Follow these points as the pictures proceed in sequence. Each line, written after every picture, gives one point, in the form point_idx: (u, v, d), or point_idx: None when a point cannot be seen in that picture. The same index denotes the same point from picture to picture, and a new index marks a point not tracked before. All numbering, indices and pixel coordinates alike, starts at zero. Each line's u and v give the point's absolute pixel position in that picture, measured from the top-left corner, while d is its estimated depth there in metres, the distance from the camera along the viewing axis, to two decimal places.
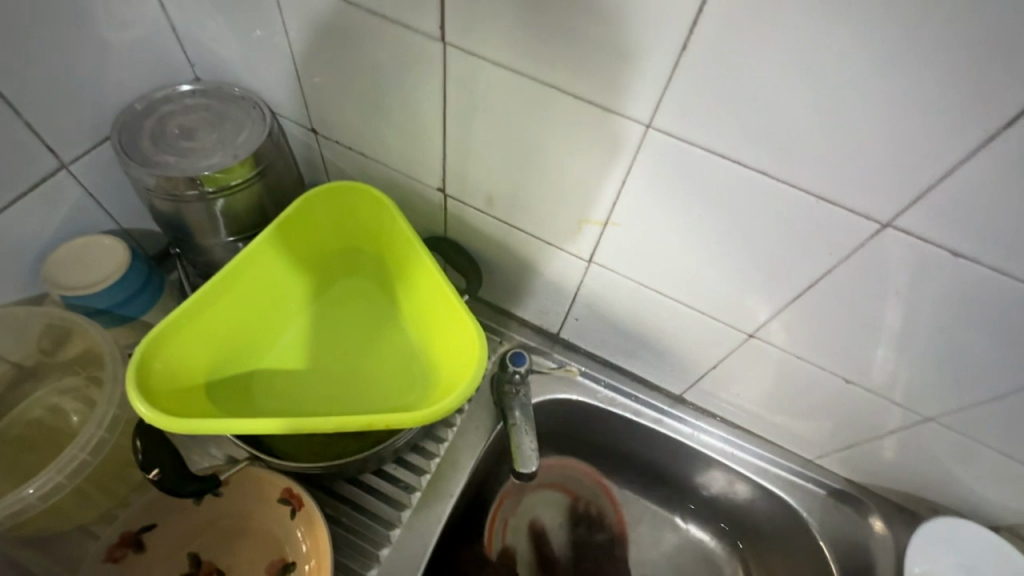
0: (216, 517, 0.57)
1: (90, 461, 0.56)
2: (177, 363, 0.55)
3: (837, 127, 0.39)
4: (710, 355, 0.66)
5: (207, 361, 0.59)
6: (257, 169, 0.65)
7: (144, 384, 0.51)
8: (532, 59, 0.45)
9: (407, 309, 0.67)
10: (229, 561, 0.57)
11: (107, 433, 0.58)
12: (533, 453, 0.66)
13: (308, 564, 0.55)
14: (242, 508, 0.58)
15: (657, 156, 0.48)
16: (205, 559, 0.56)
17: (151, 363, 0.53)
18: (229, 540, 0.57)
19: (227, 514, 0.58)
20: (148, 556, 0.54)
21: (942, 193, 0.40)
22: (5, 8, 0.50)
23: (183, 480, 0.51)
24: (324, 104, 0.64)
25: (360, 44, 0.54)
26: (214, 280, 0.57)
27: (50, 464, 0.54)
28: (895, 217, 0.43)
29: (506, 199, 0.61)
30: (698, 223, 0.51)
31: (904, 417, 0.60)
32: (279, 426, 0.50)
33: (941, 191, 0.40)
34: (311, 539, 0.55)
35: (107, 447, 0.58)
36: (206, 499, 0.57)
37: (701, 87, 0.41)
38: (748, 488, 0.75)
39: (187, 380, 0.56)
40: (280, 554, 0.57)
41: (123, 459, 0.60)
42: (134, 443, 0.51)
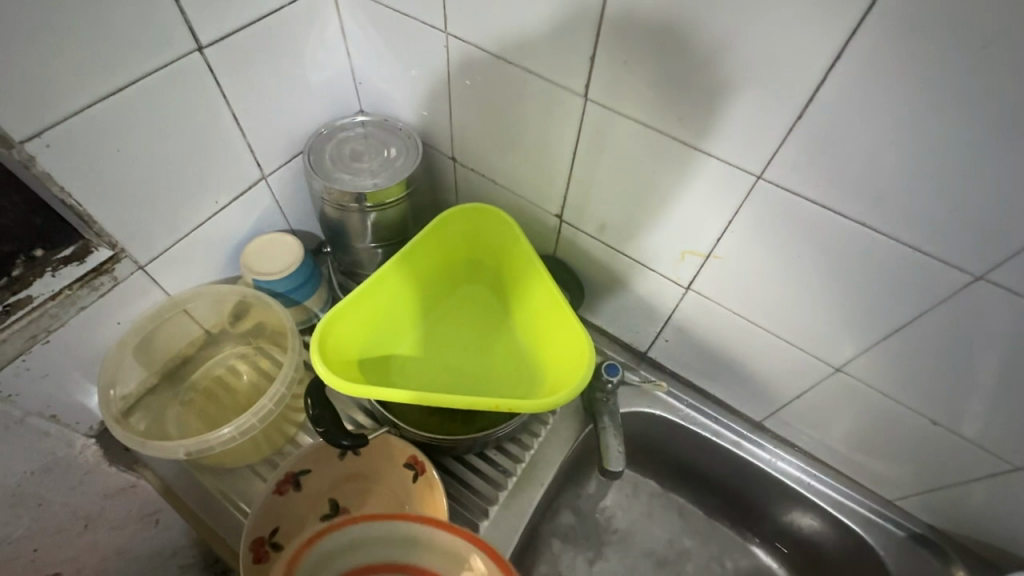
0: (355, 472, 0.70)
1: (272, 409, 0.70)
2: (342, 339, 0.69)
3: (936, 189, 0.45)
4: (794, 385, 0.71)
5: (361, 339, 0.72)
6: (407, 190, 0.78)
7: (321, 352, 0.65)
8: (662, 116, 0.55)
9: (520, 317, 0.77)
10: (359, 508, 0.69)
11: (286, 390, 0.72)
12: (619, 455, 0.73)
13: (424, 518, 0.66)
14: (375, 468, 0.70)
15: (763, 203, 0.55)
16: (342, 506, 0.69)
17: (326, 334, 0.66)
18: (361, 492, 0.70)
19: (364, 472, 0.70)
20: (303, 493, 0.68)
21: None
22: (252, 57, 0.66)
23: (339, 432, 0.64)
24: (468, 139, 0.76)
25: (511, 94, 0.66)
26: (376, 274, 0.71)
27: (247, 410, 0.68)
28: (988, 270, 0.47)
29: (616, 228, 0.70)
30: (796, 263, 0.58)
31: (992, 466, 0.62)
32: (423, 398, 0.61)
33: None
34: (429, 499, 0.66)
35: (285, 401, 0.72)
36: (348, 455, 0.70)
37: (813, 148, 0.48)
38: (823, 520, 0.78)
39: (346, 352, 0.70)
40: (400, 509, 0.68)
41: (290, 412, 0.74)
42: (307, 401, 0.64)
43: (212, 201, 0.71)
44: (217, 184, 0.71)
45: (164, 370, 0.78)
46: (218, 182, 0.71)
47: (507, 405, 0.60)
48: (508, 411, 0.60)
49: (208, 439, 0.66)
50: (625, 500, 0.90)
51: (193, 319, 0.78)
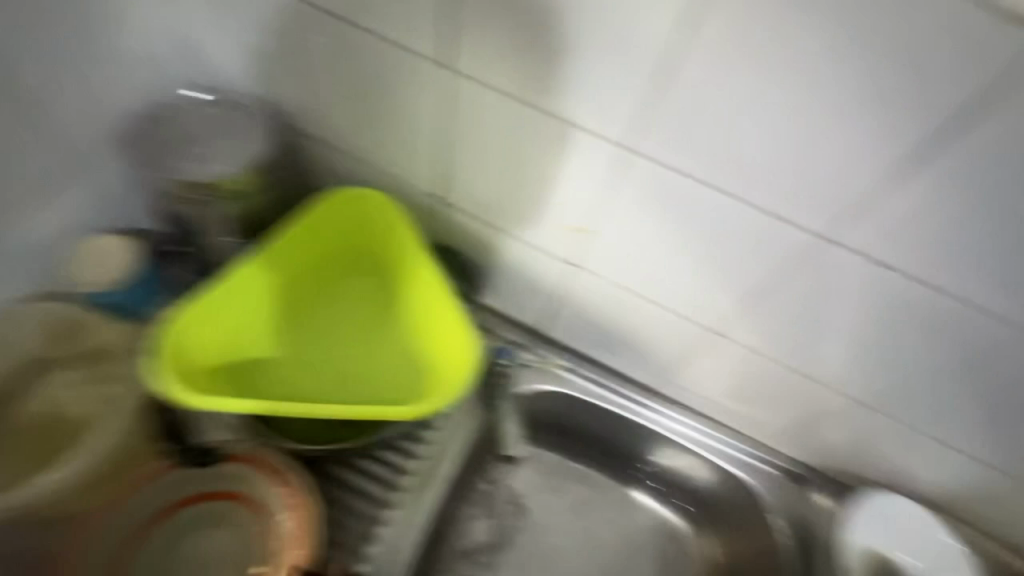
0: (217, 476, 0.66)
1: None
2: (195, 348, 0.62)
3: (777, 149, 0.49)
4: (679, 349, 0.74)
5: (217, 347, 0.66)
6: (262, 176, 0.69)
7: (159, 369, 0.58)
8: (531, 87, 0.54)
9: (403, 309, 0.72)
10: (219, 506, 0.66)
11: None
12: (516, 437, 0.76)
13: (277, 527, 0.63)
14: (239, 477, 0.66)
15: (631, 172, 0.56)
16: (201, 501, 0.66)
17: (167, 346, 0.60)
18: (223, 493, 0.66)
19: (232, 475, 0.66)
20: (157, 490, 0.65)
21: (869, 210, 0.48)
22: None
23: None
24: (328, 114, 0.68)
25: (371, 66, 0.60)
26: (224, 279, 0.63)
27: None
28: (823, 226, 0.53)
29: (496, 208, 0.67)
30: (670, 234, 0.59)
31: (844, 403, 0.69)
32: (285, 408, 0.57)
33: (870, 208, 0.48)
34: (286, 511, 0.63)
35: None
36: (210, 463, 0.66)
37: (672, 115, 0.50)
38: (713, 472, 0.83)
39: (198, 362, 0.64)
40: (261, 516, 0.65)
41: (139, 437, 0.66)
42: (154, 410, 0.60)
43: None
44: None
45: None
46: None
47: (371, 413, 0.55)
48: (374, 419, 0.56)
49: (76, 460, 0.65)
50: (533, 481, 0.89)
51: None
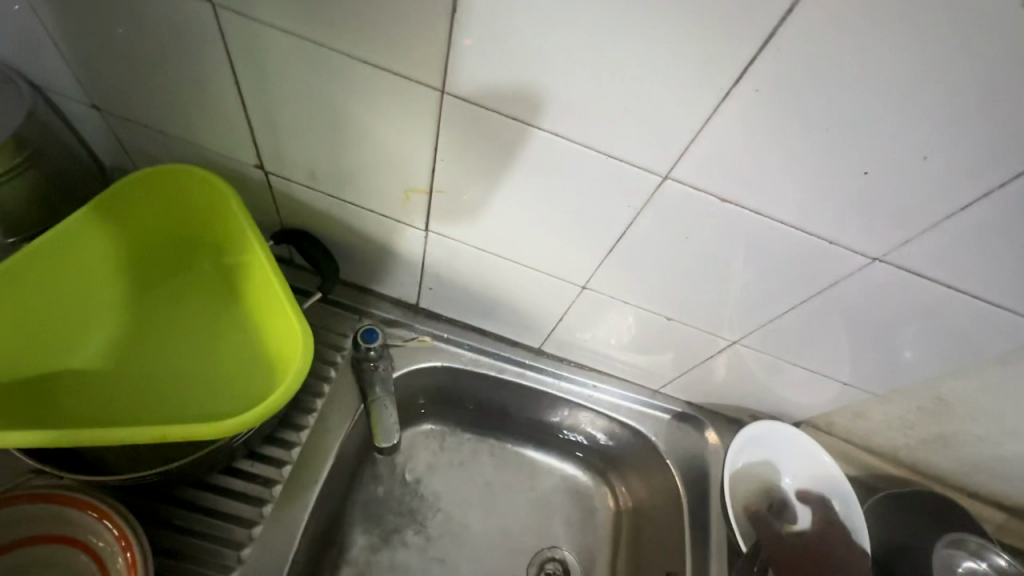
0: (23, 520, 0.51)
1: None
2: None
3: (609, 83, 0.41)
4: (557, 308, 0.70)
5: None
6: (23, 154, 0.56)
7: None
8: (312, 24, 0.42)
9: (240, 303, 0.63)
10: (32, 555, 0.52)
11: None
12: (395, 427, 0.67)
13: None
14: (58, 517, 0.52)
15: (459, 122, 0.47)
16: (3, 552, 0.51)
17: None
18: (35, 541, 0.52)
19: (47, 519, 0.52)
20: None
21: (705, 142, 0.44)
22: None
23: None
24: (94, 75, 0.54)
25: (116, 6, 0.46)
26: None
27: None
28: (671, 169, 0.47)
29: (328, 173, 0.57)
30: (519, 189, 0.53)
31: (720, 343, 0.68)
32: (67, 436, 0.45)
33: (706, 140, 0.43)
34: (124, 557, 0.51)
35: None
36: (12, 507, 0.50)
37: (485, 50, 0.41)
38: (608, 424, 0.82)
39: None
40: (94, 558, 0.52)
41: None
42: None
43: None
44: None
45: None
46: None
47: (180, 432, 0.47)
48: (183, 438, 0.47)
49: None
50: (433, 462, 0.85)
51: None
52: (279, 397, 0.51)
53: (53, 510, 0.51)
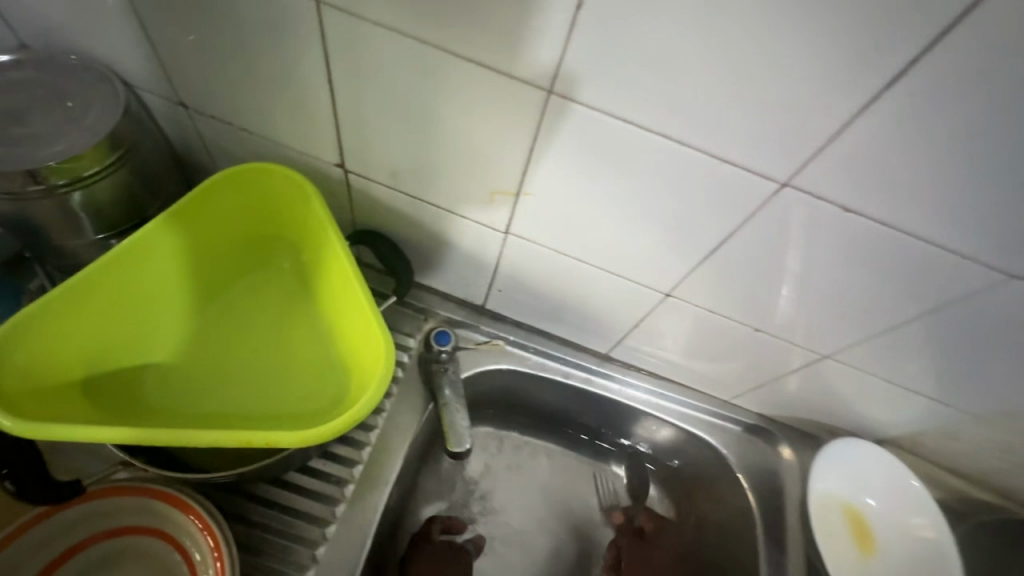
0: (125, 510, 0.52)
1: None
2: (44, 356, 0.49)
3: (735, 84, 0.39)
4: (633, 315, 0.68)
5: (83, 357, 0.52)
6: (117, 153, 0.56)
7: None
8: (419, 22, 0.41)
9: (321, 306, 0.61)
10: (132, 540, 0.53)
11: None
12: (466, 429, 0.66)
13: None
14: (155, 510, 0.52)
15: (562, 123, 0.46)
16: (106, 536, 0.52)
17: (9, 357, 0.46)
18: (134, 529, 0.53)
19: (146, 510, 0.52)
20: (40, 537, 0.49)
21: (836, 150, 0.41)
22: None
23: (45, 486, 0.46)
24: (187, 72, 0.55)
25: (218, 4, 0.46)
26: (91, 266, 0.50)
27: None
28: (793, 176, 0.44)
29: (412, 173, 0.56)
30: (613, 193, 0.51)
31: (807, 357, 0.65)
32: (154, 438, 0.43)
33: (836, 148, 0.41)
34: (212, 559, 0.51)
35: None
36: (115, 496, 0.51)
37: (601, 48, 0.39)
38: (674, 434, 0.80)
39: (55, 377, 0.50)
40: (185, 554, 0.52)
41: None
42: None
43: None
44: None
45: None
46: None
47: (266, 438, 0.43)
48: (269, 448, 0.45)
49: None
50: (493, 464, 0.84)
51: None
52: (364, 410, 0.47)
53: (143, 504, 0.52)
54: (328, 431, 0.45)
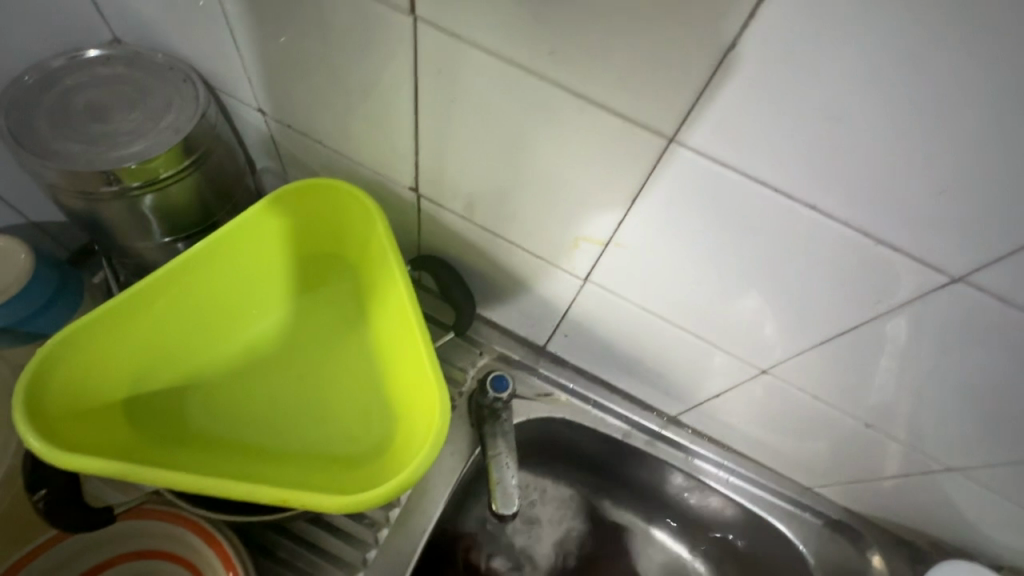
0: (153, 533, 0.50)
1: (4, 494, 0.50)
2: (91, 372, 0.47)
3: (908, 154, 0.32)
4: (716, 383, 0.60)
5: (131, 371, 0.50)
6: (191, 158, 0.53)
7: (39, 392, 0.43)
8: (533, 51, 0.36)
9: (375, 336, 0.57)
10: (156, 566, 0.50)
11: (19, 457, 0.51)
12: (515, 490, 0.59)
13: None
14: (183, 538, 0.49)
15: (678, 176, 0.39)
16: (133, 556, 0.50)
17: (55, 372, 0.44)
18: (160, 555, 0.50)
19: (175, 538, 0.50)
20: (71, 549, 0.48)
21: None
22: None
23: (73, 511, 0.43)
24: (269, 81, 0.52)
25: (312, 15, 0.43)
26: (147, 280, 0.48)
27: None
28: (969, 271, 0.37)
29: (491, 207, 0.51)
30: (723, 254, 0.44)
31: (924, 463, 0.55)
32: (189, 483, 0.40)
33: None
34: None
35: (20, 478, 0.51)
36: (145, 515, 0.49)
37: (750, 95, 0.33)
38: (743, 518, 0.70)
39: (102, 392, 0.48)
40: None
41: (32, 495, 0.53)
42: (24, 460, 0.44)
43: None
44: None
45: None
46: None
47: (304, 502, 0.40)
48: (306, 507, 0.41)
49: None
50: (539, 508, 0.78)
51: None
52: (413, 475, 0.43)
53: (167, 529, 0.49)
54: (371, 500, 0.41)
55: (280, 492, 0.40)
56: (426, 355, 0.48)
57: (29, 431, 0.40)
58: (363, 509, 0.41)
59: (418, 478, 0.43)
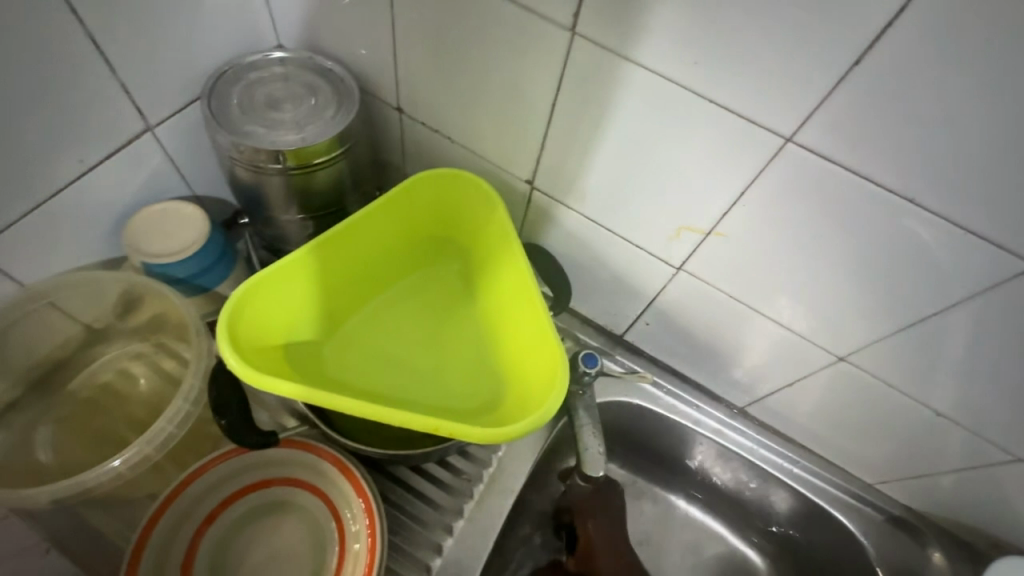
0: (291, 461, 0.57)
1: (193, 412, 0.55)
2: (263, 317, 0.55)
3: (998, 152, 0.38)
4: (787, 374, 0.65)
5: (288, 322, 0.58)
6: (344, 146, 0.63)
7: (233, 329, 0.52)
8: (676, 61, 0.44)
9: (485, 311, 0.65)
10: (290, 492, 0.57)
11: (203, 384, 0.56)
12: (600, 456, 0.65)
13: (356, 545, 0.54)
14: (318, 467, 0.57)
15: (787, 171, 0.46)
16: (272, 481, 0.57)
17: (243, 311, 0.53)
18: (293, 481, 0.57)
19: (310, 467, 0.57)
20: (227, 469, 0.56)
21: None
22: None
23: (247, 429, 0.51)
24: (415, 82, 0.61)
25: (473, 26, 0.52)
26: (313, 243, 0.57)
27: (176, 394, 0.54)
28: None
29: (601, 198, 0.59)
30: (814, 244, 0.50)
31: (991, 456, 0.59)
32: (357, 408, 0.48)
33: None
34: (363, 522, 0.54)
35: (205, 398, 0.57)
36: (291, 446, 0.57)
37: (859, 101, 0.40)
38: (803, 508, 0.74)
39: (268, 337, 0.57)
40: (337, 515, 0.56)
41: (206, 415, 0.59)
42: (210, 384, 0.52)
43: (70, 159, 0.54)
44: (82, 135, 0.53)
45: (28, 379, 0.61)
46: (80, 136, 0.53)
47: (452, 430, 0.48)
48: (450, 436, 0.48)
49: (88, 478, 0.50)
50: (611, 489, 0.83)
51: (61, 313, 0.60)
52: (540, 419, 0.49)
53: (306, 459, 0.57)
54: (506, 435, 0.48)
55: (432, 421, 0.48)
56: (544, 323, 0.55)
57: (231, 356, 0.49)
58: (496, 442, 0.48)
59: (543, 422, 0.49)
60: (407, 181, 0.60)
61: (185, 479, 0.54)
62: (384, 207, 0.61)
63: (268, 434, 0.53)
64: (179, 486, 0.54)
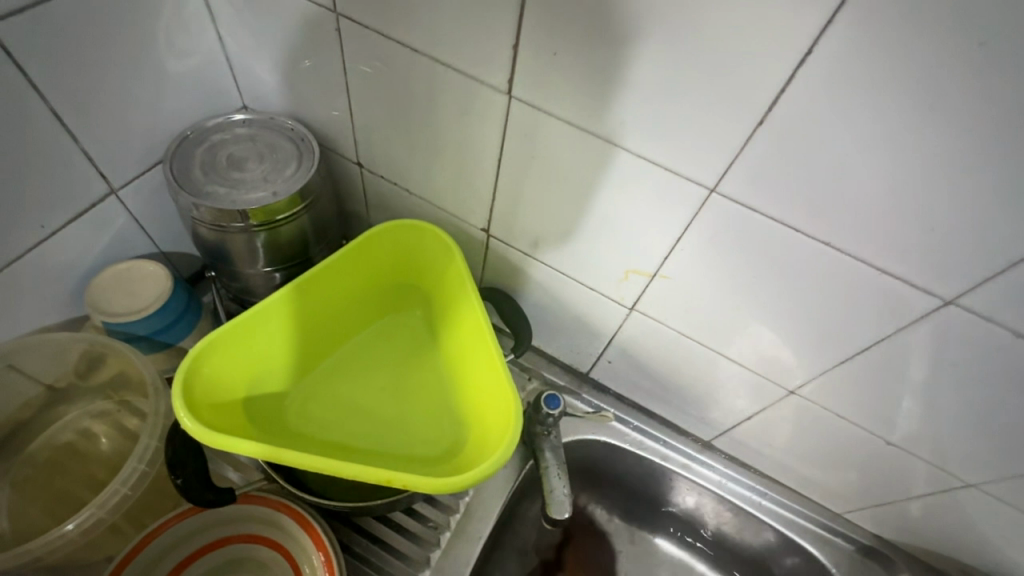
0: (251, 516, 0.57)
1: (149, 471, 0.55)
2: (223, 373, 0.56)
3: (897, 200, 0.41)
4: (745, 407, 0.67)
5: (248, 376, 0.59)
6: (305, 202, 0.65)
7: (189, 387, 0.52)
8: (604, 122, 0.47)
9: (447, 356, 0.66)
10: (251, 548, 0.57)
11: (160, 442, 0.57)
12: (565, 498, 0.65)
13: None
14: (279, 522, 0.57)
15: (716, 217, 0.49)
16: (233, 538, 0.57)
17: (201, 368, 0.54)
18: (254, 537, 0.57)
19: (270, 523, 0.57)
20: (184, 528, 0.55)
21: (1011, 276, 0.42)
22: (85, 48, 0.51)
23: (203, 487, 0.51)
24: (372, 140, 0.64)
25: (420, 90, 0.55)
26: (272, 298, 0.58)
27: (130, 455, 0.54)
28: (959, 294, 0.45)
29: (552, 243, 0.61)
30: (750, 284, 0.53)
31: (943, 482, 0.61)
32: (308, 462, 0.48)
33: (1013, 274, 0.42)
34: None
35: (161, 457, 0.57)
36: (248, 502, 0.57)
37: (767, 155, 0.43)
38: (776, 541, 0.74)
39: (228, 393, 0.57)
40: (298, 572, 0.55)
41: (165, 473, 0.59)
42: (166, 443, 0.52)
43: (33, 226, 0.55)
44: (44, 202, 0.55)
45: None
46: (42, 203, 0.55)
47: (404, 482, 0.48)
48: (403, 487, 0.49)
49: (37, 547, 0.49)
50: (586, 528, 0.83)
51: (21, 375, 0.61)
52: (493, 467, 0.50)
53: (266, 514, 0.57)
54: (458, 484, 0.48)
55: (384, 473, 0.48)
56: (499, 369, 0.56)
57: (185, 415, 0.49)
58: (449, 491, 0.49)
59: (496, 470, 0.50)
60: (365, 233, 0.62)
61: (139, 542, 0.53)
62: (343, 259, 0.63)
63: (226, 491, 0.53)
64: (133, 550, 0.52)
